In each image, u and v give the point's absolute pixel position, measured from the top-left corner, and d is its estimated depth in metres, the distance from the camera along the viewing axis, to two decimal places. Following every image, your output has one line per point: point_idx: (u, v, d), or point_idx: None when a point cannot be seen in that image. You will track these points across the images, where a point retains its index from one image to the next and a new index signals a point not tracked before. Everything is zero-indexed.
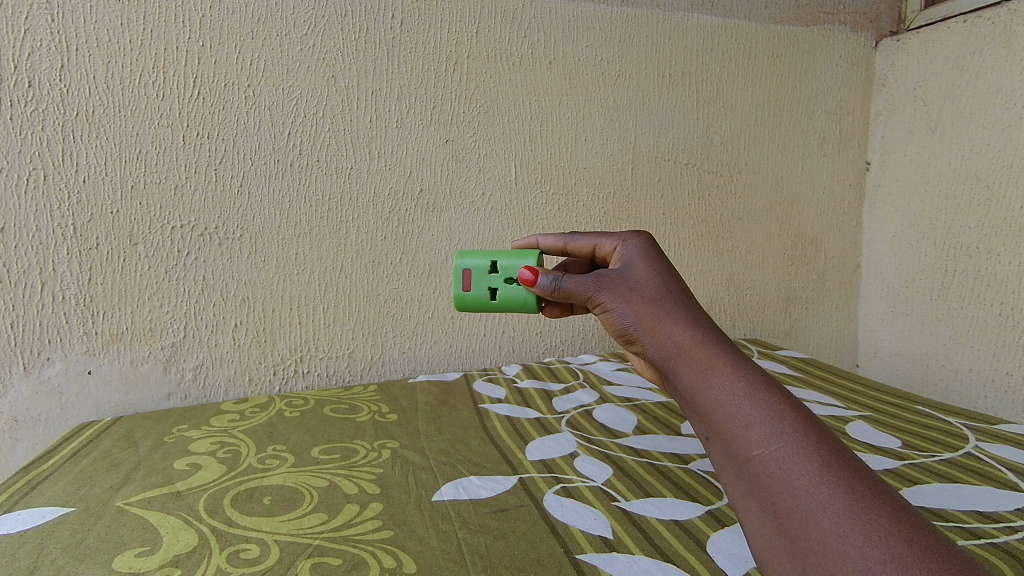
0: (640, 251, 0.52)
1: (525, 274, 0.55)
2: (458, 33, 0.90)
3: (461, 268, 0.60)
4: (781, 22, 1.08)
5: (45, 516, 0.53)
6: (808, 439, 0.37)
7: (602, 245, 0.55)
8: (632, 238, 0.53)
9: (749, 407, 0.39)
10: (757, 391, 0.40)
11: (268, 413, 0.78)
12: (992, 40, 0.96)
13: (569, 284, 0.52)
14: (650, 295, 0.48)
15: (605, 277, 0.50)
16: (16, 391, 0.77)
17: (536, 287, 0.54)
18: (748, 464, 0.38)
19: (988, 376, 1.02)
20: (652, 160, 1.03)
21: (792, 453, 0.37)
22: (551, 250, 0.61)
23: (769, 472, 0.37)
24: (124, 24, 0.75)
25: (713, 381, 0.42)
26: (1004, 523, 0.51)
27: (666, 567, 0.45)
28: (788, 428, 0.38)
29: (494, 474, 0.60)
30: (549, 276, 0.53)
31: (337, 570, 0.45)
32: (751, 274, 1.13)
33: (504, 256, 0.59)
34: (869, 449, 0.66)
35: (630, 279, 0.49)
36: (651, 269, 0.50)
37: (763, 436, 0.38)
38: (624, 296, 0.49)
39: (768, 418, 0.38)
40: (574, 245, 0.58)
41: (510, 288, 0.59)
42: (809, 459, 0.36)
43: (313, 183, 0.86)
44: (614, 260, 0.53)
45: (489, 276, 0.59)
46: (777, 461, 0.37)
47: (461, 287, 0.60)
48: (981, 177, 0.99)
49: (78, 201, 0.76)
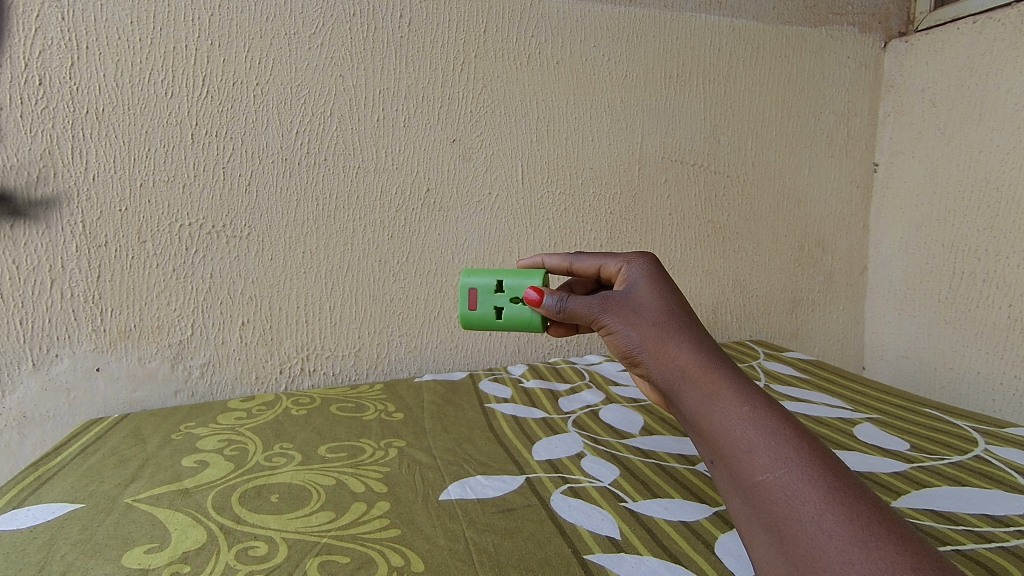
0: (645, 273, 0.53)
1: (531, 295, 0.55)
2: (465, 32, 0.90)
3: (467, 287, 0.61)
4: (789, 22, 1.08)
5: (54, 512, 0.53)
6: (813, 464, 0.37)
7: (608, 265, 0.56)
8: (637, 260, 0.54)
9: (753, 431, 0.39)
10: (761, 415, 0.40)
11: (274, 411, 0.79)
12: (1002, 42, 0.96)
13: (574, 305, 0.52)
14: (654, 317, 0.49)
15: (609, 299, 0.50)
16: (24, 387, 0.77)
17: (542, 307, 0.54)
18: (753, 489, 0.38)
19: (996, 380, 1.01)
20: (659, 160, 1.03)
21: (796, 478, 0.37)
22: (555, 270, 0.61)
23: (774, 498, 0.36)
24: (133, 22, 0.76)
25: (717, 405, 0.42)
26: (1014, 527, 0.51)
27: (674, 568, 0.45)
28: (793, 452, 0.38)
29: (501, 474, 0.60)
30: (554, 296, 0.54)
31: (345, 567, 0.45)
32: (757, 276, 1.12)
33: (510, 276, 0.60)
34: (877, 452, 0.66)
35: (634, 302, 0.50)
36: (655, 292, 0.51)
37: (768, 461, 0.38)
38: (628, 318, 0.49)
39: (772, 442, 0.39)
40: (579, 265, 0.58)
41: (515, 307, 0.59)
42: (815, 485, 0.36)
43: (320, 182, 0.86)
44: (620, 281, 0.54)
45: (495, 295, 0.60)
46: (782, 486, 0.37)
47: (466, 306, 0.61)
48: (990, 180, 0.99)
49: (88, 198, 0.76)
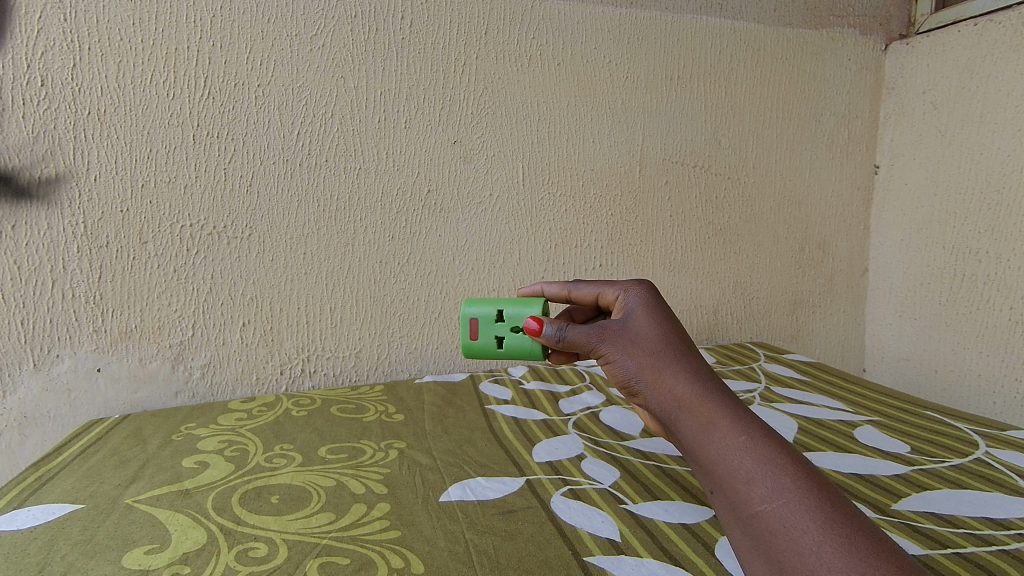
0: (641, 300, 0.52)
1: (531, 324, 0.54)
2: (466, 33, 0.90)
3: (467, 317, 0.61)
4: (790, 24, 1.08)
5: (55, 513, 0.53)
6: (810, 495, 0.37)
7: (605, 293, 0.55)
8: (633, 288, 0.53)
9: (750, 461, 0.40)
10: (758, 445, 0.40)
11: (275, 412, 0.79)
12: (1003, 44, 0.96)
13: (572, 334, 0.52)
14: (650, 347, 0.48)
15: (607, 328, 0.50)
16: (25, 388, 0.77)
17: (542, 336, 0.54)
18: (751, 520, 0.38)
19: (997, 382, 1.01)
20: (660, 162, 1.03)
21: (794, 510, 0.37)
22: (554, 298, 0.60)
23: (773, 530, 0.37)
24: (135, 24, 0.76)
25: (714, 435, 0.42)
26: (1014, 530, 0.51)
27: (675, 570, 0.45)
28: (791, 483, 0.38)
29: (501, 476, 0.60)
30: (554, 325, 0.53)
31: (345, 569, 0.45)
32: (758, 278, 1.12)
33: (509, 305, 0.60)
34: (877, 454, 0.65)
35: (631, 331, 0.49)
36: (651, 320, 0.50)
37: (765, 492, 0.38)
38: (625, 347, 0.49)
39: (770, 473, 0.39)
40: (577, 293, 0.58)
41: (516, 337, 0.59)
42: (813, 516, 0.36)
43: (321, 183, 0.86)
44: (616, 309, 0.53)
45: (495, 324, 0.60)
46: (780, 518, 0.37)
47: (468, 336, 0.61)
48: (991, 182, 0.99)
49: (89, 199, 0.76)
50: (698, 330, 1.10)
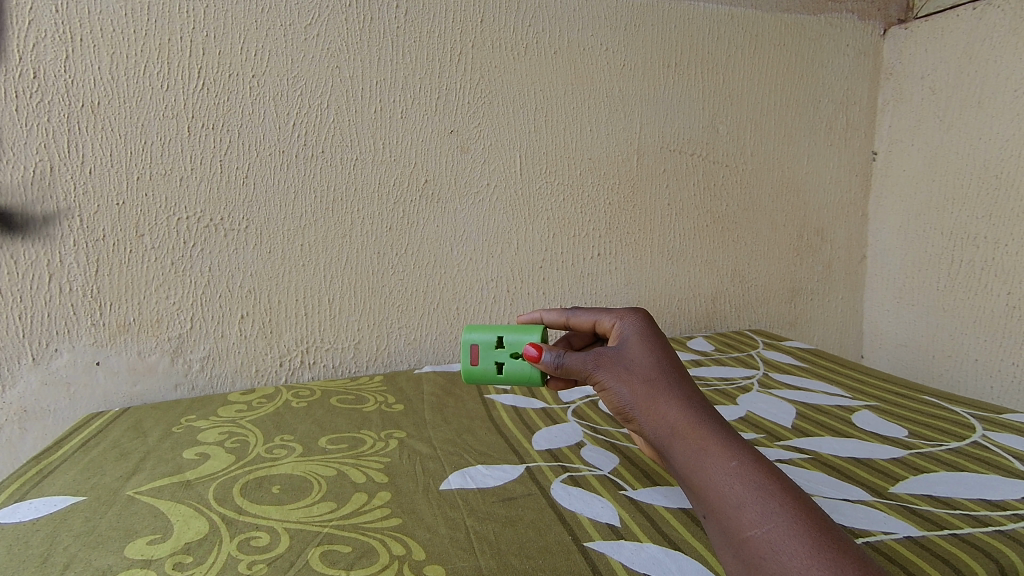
0: (636, 327, 0.52)
1: (530, 351, 0.53)
2: (462, 22, 0.90)
3: (468, 343, 0.60)
4: (788, 10, 1.07)
5: (57, 505, 0.53)
6: (799, 519, 0.38)
7: (602, 320, 0.55)
8: (629, 315, 0.54)
9: (741, 486, 0.40)
10: (748, 471, 0.41)
11: (275, 403, 0.79)
12: (1002, 27, 0.96)
13: (570, 360, 0.51)
14: (644, 374, 0.48)
15: (602, 355, 0.50)
16: (25, 382, 0.77)
17: (540, 363, 0.52)
18: (742, 545, 0.38)
19: (995, 366, 1.02)
20: (657, 150, 1.03)
21: (783, 534, 0.38)
22: (553, 325, 0.60)
23: (763, 553, 0.37)
24: (127, 15, 0.75)
25: (706, 461, 0.42)
26: (1010, 511, 0.51)
27: (674, 553, 0.46)
28: (779, 508, 0.39)
29: (502, 463, 0.61)
30: (553, 352, 0.52)
31: (347, 556, 0.46)
32: (755, 265, 1.12)
33: (510, 332, 0.60)
34: (876, 438, 0.66)
35: (625, 357, 0.49)
36: (646, 347, 0.50)
37: (755, 517, 0.39)
38: (620, 374, 0.48)
39: (759, 498, 0.40)
40: (576, 320, 0.57)
41: (516, 362, 0.58)
42: (801, 540, 0.37)
43: (318, 174, 0.86)
44: (613, 337, 0.53)
45: (496, 350, 0.59)
46: (770, 542, 0.37)
47: (469, 362, 0.60)
48: (989, 167, 0.99)
49: (84, 192, 0.76)
50: (696, 319, 1.10)
